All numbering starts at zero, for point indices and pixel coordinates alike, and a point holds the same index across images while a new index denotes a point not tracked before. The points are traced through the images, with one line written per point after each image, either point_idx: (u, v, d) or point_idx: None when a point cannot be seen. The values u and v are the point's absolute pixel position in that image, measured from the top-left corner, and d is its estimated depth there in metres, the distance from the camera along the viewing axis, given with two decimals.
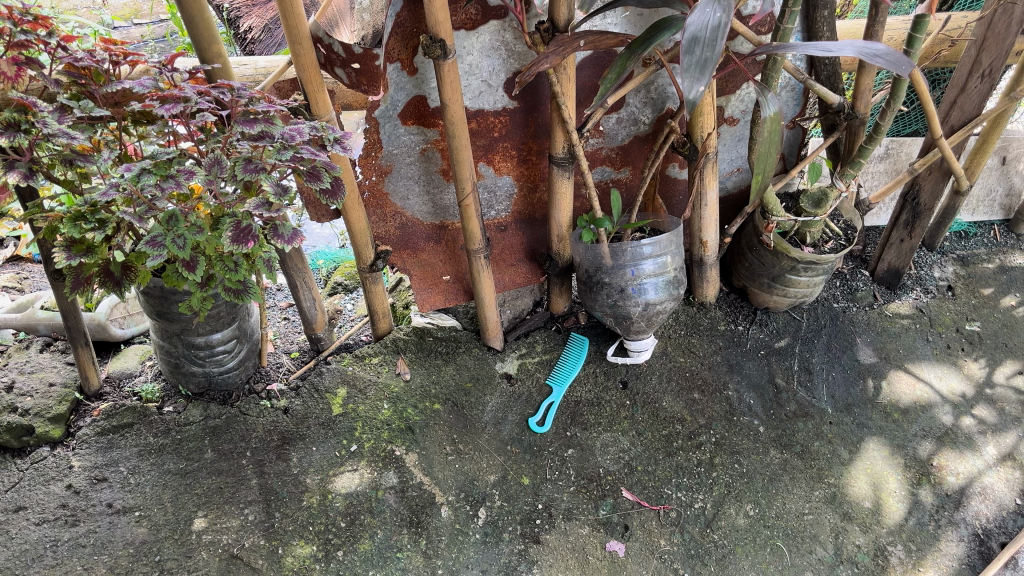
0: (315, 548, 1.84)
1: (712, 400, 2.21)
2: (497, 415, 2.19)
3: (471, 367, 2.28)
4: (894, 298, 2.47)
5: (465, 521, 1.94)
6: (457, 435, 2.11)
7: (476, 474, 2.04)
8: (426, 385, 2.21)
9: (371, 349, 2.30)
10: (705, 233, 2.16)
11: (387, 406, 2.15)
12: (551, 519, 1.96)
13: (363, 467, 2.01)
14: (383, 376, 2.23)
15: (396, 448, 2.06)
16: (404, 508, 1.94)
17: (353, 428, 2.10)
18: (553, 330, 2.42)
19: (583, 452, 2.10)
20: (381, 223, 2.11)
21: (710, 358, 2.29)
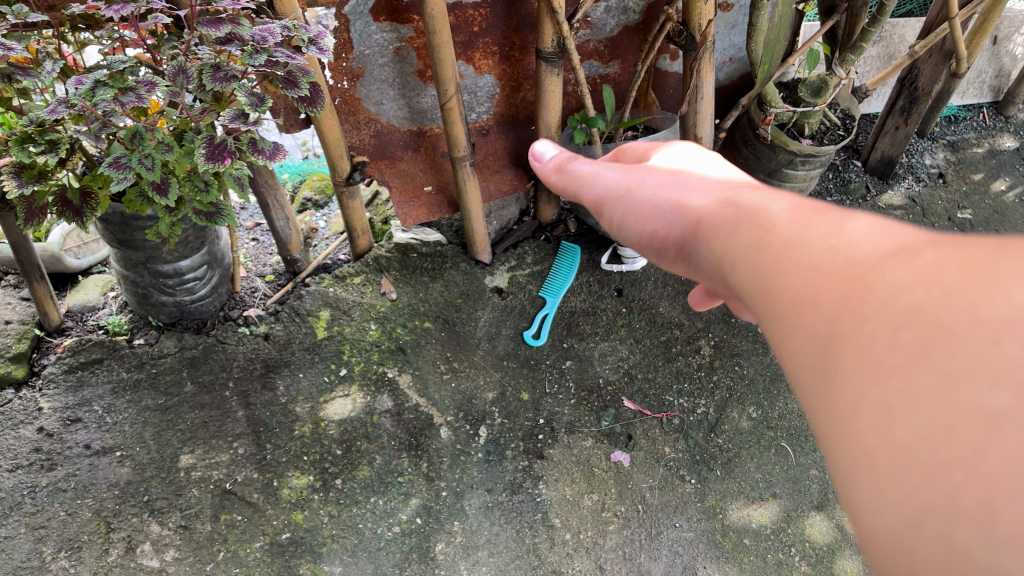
0: (312, 478, 1.83)
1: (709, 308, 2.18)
2: (489, 330, 2.09)
3: (460, 284, 2.12)
4: (886, 189, 2.36)
5: (465, 442, 1.90)
6: (450, 354, 2.02)
7: (474, 391, 1.97)
8: (414, 303, 2.06)
9: (353, 268, 2.09)
10: (699, 129, 2.03)
11: (374, 327, 2.01)
12: (554, 437, 1.92)
13: (353, 395, 1.93)
14: (368, 296, 2.05)
15: (388, 370, 1.97)
16: (402, 432, 1.89)
17: (340, 352, 1.98)
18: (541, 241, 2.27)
19: (581, 365, 2.04)
20: (355, 132, 1.94)
21: None
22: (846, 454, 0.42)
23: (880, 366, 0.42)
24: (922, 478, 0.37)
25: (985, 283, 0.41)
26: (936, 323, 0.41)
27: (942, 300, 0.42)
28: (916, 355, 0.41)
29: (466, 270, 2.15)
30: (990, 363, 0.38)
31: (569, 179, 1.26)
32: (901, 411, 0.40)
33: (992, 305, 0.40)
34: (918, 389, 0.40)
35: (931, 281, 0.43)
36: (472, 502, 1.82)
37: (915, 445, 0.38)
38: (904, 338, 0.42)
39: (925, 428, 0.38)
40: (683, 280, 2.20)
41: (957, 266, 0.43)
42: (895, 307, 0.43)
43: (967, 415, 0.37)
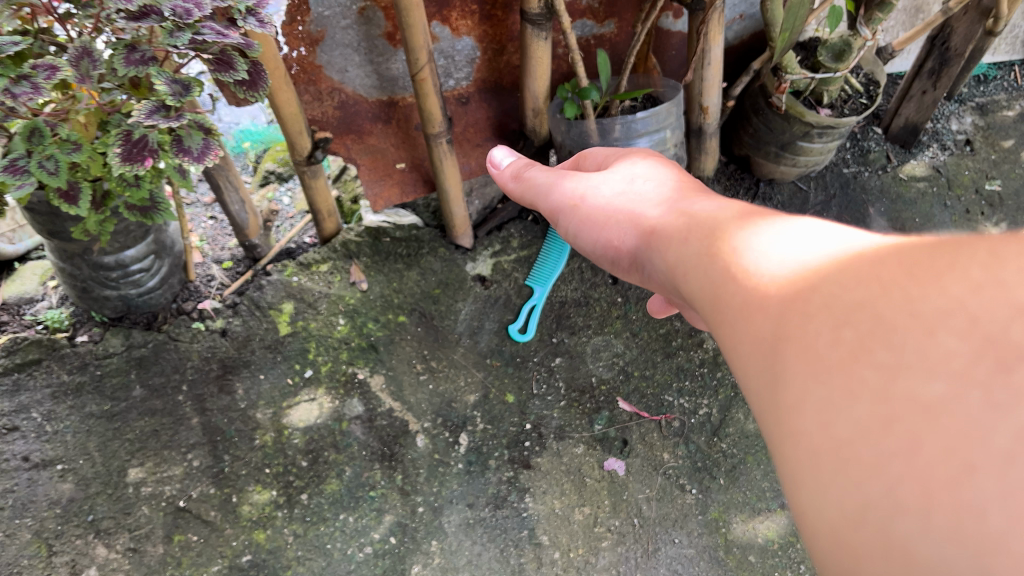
0: (275, 493, 1.66)
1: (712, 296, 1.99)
2: (471, 323, 1.89)
3: (438, 272, 1.92)
4: (908, 159, 2.16)
5: (444, 452, 1.72)
6: (428, 351, 1.83)
7: (454, 393, 1.80)
8: (387, 295, 1.86)
9: (319, 254, 1.88)
10: (705, 98, 1.80)
11: (343, 322, 1.83)
12: (542, 444, 1.75)
13: (319, 399, 1.75)
14: (335, 287, 1.86)
15: (358, 371, 1.79)
16: (374, 441, 1.72)
17: (305, 349, 1.80)
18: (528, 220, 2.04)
19: (572, 363, 1.86)
20: (317, 103, 1.70)
21: None
22: (795, 454, 0.47)
23: (823, 365, 0.47)
24: (863, 471, 0.42)
25: (923, 280, 0.46)
26: (876, 321, 0.46)
27: (882, 299, 0.47)
28: (858, 352, 0.45)
29: (445, 256, 1.93)
30: (925, 357, 0.42)
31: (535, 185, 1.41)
32: (842, 408, 0.45)
33: (925, 300, 0.45)
34: (858, 386, 0.44)
35: (874, 283, 0.48)
36: (452, 518, 1.65)
37: (854, 439, 0.43)
38: (846, 338, 0.47)
39: (862, 422, 0.43)
40: None
41: (897, 265, 0.48)
42: (839, 309, 0.49)
43: (904, 409, 0.41)
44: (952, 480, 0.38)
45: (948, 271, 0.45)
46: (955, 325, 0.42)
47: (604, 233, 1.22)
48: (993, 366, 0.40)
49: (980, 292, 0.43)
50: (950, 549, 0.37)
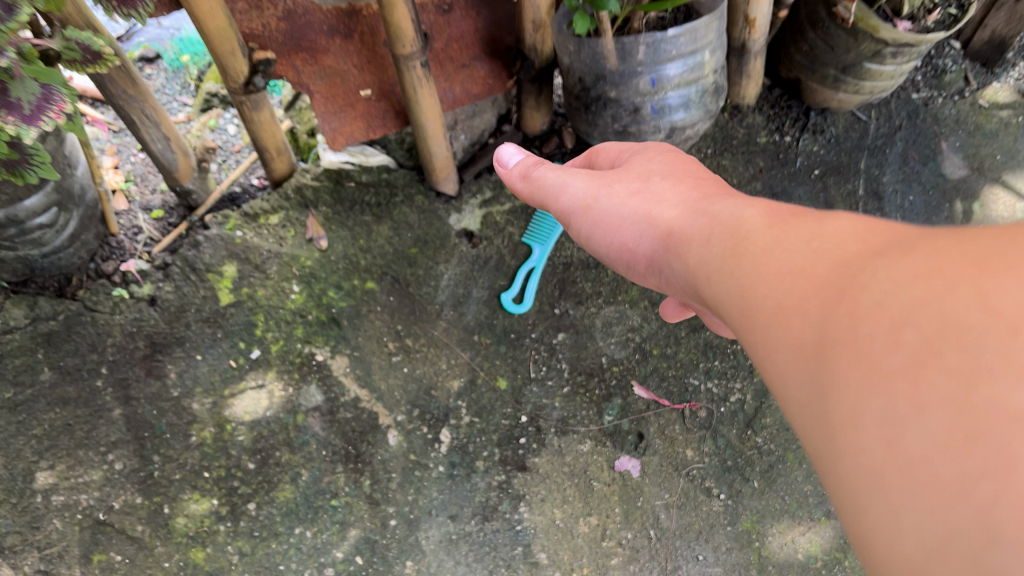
0: (216, 502, 1.36)
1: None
2: (455, 291, 1.54)
3: (415, 226, 1.55)
4: (990, 80, 1.78)
5: (421, 453, 1.42)
6: (401, 326, 1.49)
7: (434, 378, 1.47)
8: (352, 255, 1.51)
9: (270, 203, 1.51)
10: (752, 7, 1.40)
11: (297, 290, 1.48)
12: (540, 441, 1.44)
13: (268, 387, 1.43)
14: (288, 245, 1.50)
15: (316, 351, 1.46)
16: (336, 439, 1.41)
17: (252, 324, 1.46)
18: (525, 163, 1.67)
19: (577, 340, 1.52)
20: (253, 12, 1.25)
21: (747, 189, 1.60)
22: (853, 486, 0.39)
23: (877, 368, 0.39)
24: (945, 497, 0.34)
25: (992, 268, 0.38)
26: (943, 316, 0.38)
27: (948, 292, 0.39)
28: (924, 356, 0.37)
29: (424, 206, 1.57)
30: (1009, 356, 0.34)
31: (548, 182, 1.12)
32: (910, 419, 0.37)
33: (999, 292, 0.37)
34: (926, 393, 0.36)
35: (934, 274, 0.40)
36: (430, 534, 1.37)
37: (927, 457, 0.35)
38: (906, 338, 0.38)
39: (936, 436, 0.35)
40: None
41: (961, 252, 0.40)
42: (892, 305, 0.40)
43: (989, 419, 0.34)
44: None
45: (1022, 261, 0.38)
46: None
47: (620, 237, 0.97)
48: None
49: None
50: None
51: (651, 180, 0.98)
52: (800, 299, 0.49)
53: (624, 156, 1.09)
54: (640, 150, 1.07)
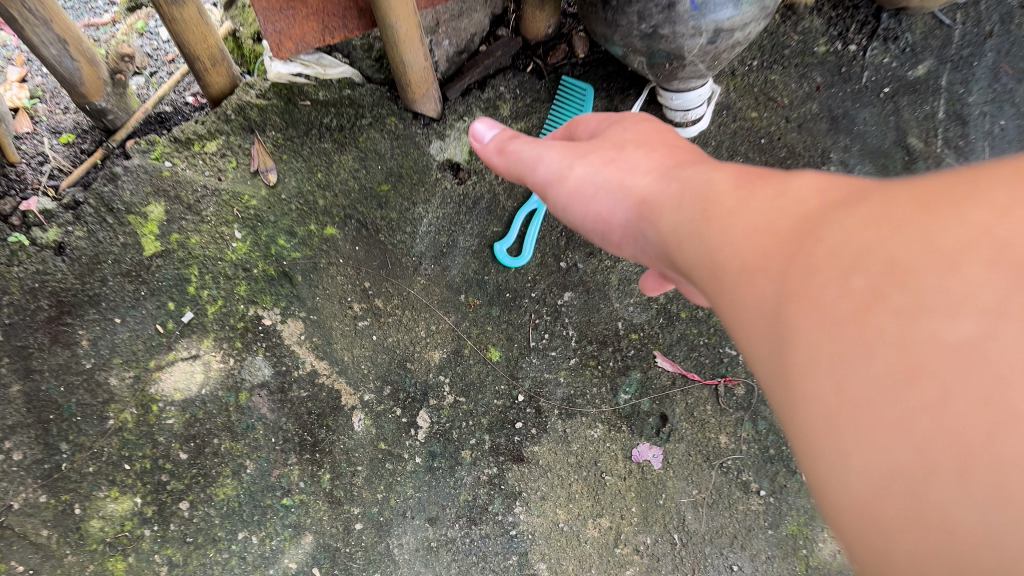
0: (140, 501, 1.11)
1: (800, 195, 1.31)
2: (438, 240, 1.21)
3: (386, 157, 1.20)
4: None
5: (394, 441, 1.15)
6: (370, 283, 1.19)
7: (410, 348, 1.18)
8: (309, 191, 1.19)
9: (205, 126, 1.16)
10: None
11: (239, 237, 1.17)
12: (541, 426, 1.17)
13: (202, 361, 1.15)
14: (229, 179, 1.17)
15: (263, 314, 1.17)
16: (289, 423, 1.14)
17: (184, 279, 1.16)
18: (525, 75, 1.25)
19: (588, 301, 1.20)
20: None
21: (798, 111, 1.30)
22: (800, 431, 0.38)
23: (826, 312, 0.37)
24: (888, 435, 0.33)
25: (942, 207, 0.36)
26: (887, 256, 0.36)
27: (892, 230, 0.37)
28: (870, 297, 0.36)
29: (399, 130, 1.20)
30: (953, 290, 0.33)
31: (520, 158, 0.85)
32: (856, 360, 0.35)
33: (945, 230, 0.35)
34: (873, 334, 0.35)
35: (888, 216, 0.38)
36: (405, 542, 1.13)
37: (870, 400, 0.34)
38: (855, 282, 0.37)
39: (880, 373, 0.34)
40: (765, 146, 1.29)
41: (908, 196, 0.39)
42: (843, 249, 0.38)
43: (932, 355, 0.32)
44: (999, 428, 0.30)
45: (972, 200, 0.36)
46: (983, 255, 0.33)
47: (595, 211, 0.76)
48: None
49: (1010, 214, 0.34)
50: (1000, 512, 0.29)
51: (626, 150, 0.75)
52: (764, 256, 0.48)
53: (603, 128, 0.84)
54: (619, 121, 0.83)
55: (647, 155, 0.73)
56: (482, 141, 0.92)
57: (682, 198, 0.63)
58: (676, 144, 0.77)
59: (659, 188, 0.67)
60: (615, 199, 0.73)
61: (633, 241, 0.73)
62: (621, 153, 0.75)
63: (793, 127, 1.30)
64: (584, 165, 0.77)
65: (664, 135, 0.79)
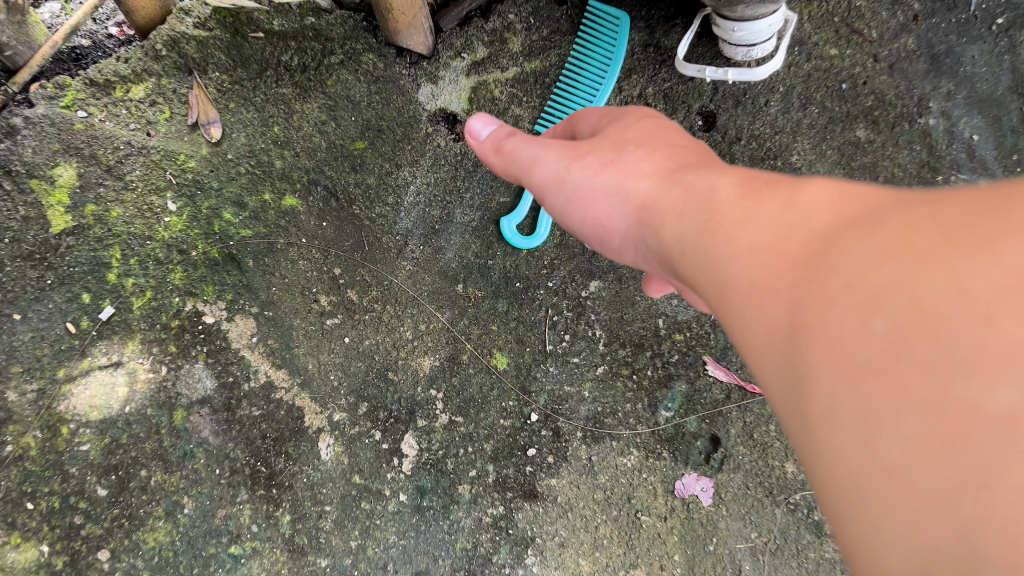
0: (47, 550, 0.86)
1: (890, 157, 1.00)
2: (429, 214, 0.95)
3: (361, 106, 0.94)
4: None
5: (372, 474, 0.90)
6: (342, 271, 0.93)
7: (393, 354, 0.93)
8: (260, 148, 0.92)
9: (128, 65, 0.87)
10: None
11: (173, 208, 0.90)
12: (560, 454, 0.92)
13: (125, 371, 0.89)
14: (160, 135, 0.89)
15: (203, 309, 0.91)
16: (237, 451, 0.89)
17: (103, 262, 0.88)
18: None
19: (620, 293, 0.94)
20: None
21: (894, 46, 0.99)
22: (836, 483, 0.34)
23: (854, 362, 0.32)
24: (931, 507, 0.29)
25: (972, 238, 0.30)
26: (913, 301, 0.31)
27: (917, 268, 0.31)
28: (896, 349, 0.31)
29: (378, 71, 0.94)
30: (987, 353, 0.28)
31: (514, 160, 0.65)
32: (890, 419, 0.31)
33: (975, 269, 0.29)
34: (904, 391, 0.30)
35: (910, 245, 0.32)
36: None
37: (908, 464, 0.30)
38: (876, 325, 0.31)
39: (915, 437, 0.30)
40: (846, 92, 0.99)
41: (934, 220, 0.32)
42: (865, 286, 0.32)
43: (968, 422, 0.28)
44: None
45: (1005, 231, 0.30)
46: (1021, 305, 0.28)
47: (592, 217, 0.59)
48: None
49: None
50: None
51: (627, 150, 0.59)
52: (765, 277, 0.39)
53: (604, 125, 0.66)
54: (619, 117, 0.65)
55: (643, 155, 0.58)
56: (477, 140, 0.70)
57: (686, 204, 0.49)
58: (686, 144, 0.60)
59: (663, 194, 0.52)
60: (613, 204, 0.57)
61: (636, 248, 0.58)
62: (621, 154, 0.58)
63: (882, 69, 0.99)
64: (585, 170, 0.59)
65: (675, 133, 0.62)
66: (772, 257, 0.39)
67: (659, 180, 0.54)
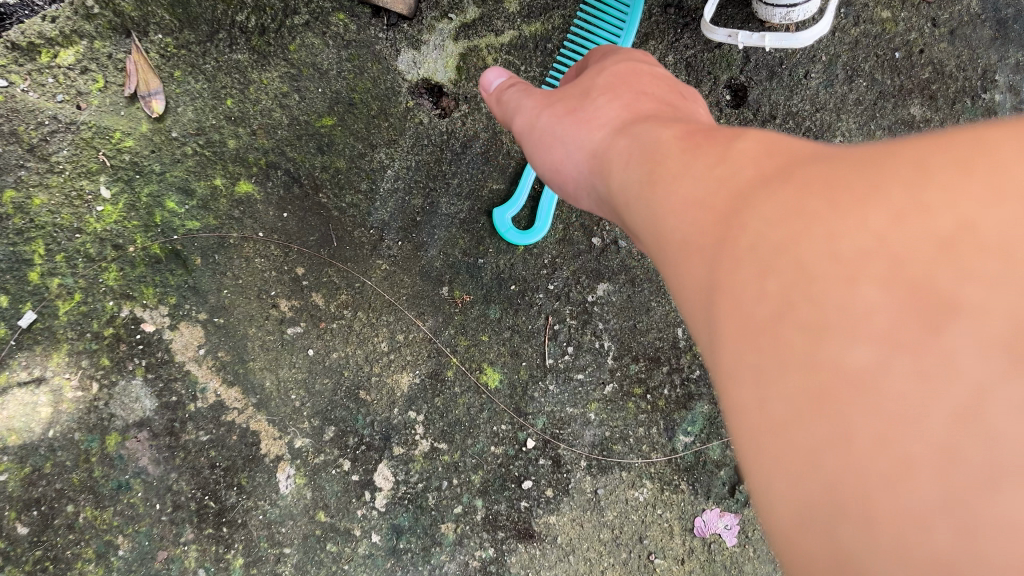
0: None
1: None
2: (408, 203, 0.81)
3: (330, 76, 0.79)
4: None
5: (339, 511, 0.77)
6: (304, 270, 0.79)
7: (365, 369, 0.79)
8: (209, 124, 0.77)
9: (55, 25, 0.71)
10: None
11: (106, 195, 0.75)
12: (560, 486, 0.80)
13: (49, 389, 0.74)
14: (92, 109, 0.74)
15: (142, 316, 0.76)
16: (181, 483, 0.76)
17: (24, 258, 0.73)
18: None
19: (632, 297, 0.82)
20: None
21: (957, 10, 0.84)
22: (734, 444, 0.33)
23: (741, 321, 0.31)
24: (800, 471, 0.28)
25: (850, 194, 0.29)
26: (796, 260, 0.29)
27: (802, 225, 0.30)
28: (778, 309, 0.29)
29: (350, 34, 0.79)
30: (852, 312, 0.28)
31: (507, 109, 0.63)
32: (769, 382, 0.29)
33: (847, 226, 0.29)
34: (779, 351, 0.29)
35: (798, 200, 0.31)
36: None
37: (784, 427, 0.29)
38: (764, 284, 0.30)
39: (789, 398, 0.29)
40: (899, 63, 0.84)
41: (829, 176, 0.31)
42: (757, 242, 0.31)
43: (835, 381, 0.28)
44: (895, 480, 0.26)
45: (887, 186, 0.29)
46: (885, 263, 0.27)
47: (552, 153, 0.59)
48: (924, 330, 0.27)
49: (921, 217, 0.27)
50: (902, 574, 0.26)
51: (592, 95, 0.57)
52: (684, 235, 0.37)
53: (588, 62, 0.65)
54: (604, 61, 0.62)
55: (615, 105, 0.54)
56: (487, 90, 0.67)
57: (629, 154, 0.47)
58: (665, 100, 0.55)
59: (615, 148, 0.50)
60: (570, 150, 0.56)
61: (588, 192, 0.57)
62: (585, 103, 0.57)
63: (942, 35, 0.84)
64: (552, 108, 0.59)
65: (667, 86, 0.58)
66: (686, 215, 0.37)
67: (615, 135, 0.51)
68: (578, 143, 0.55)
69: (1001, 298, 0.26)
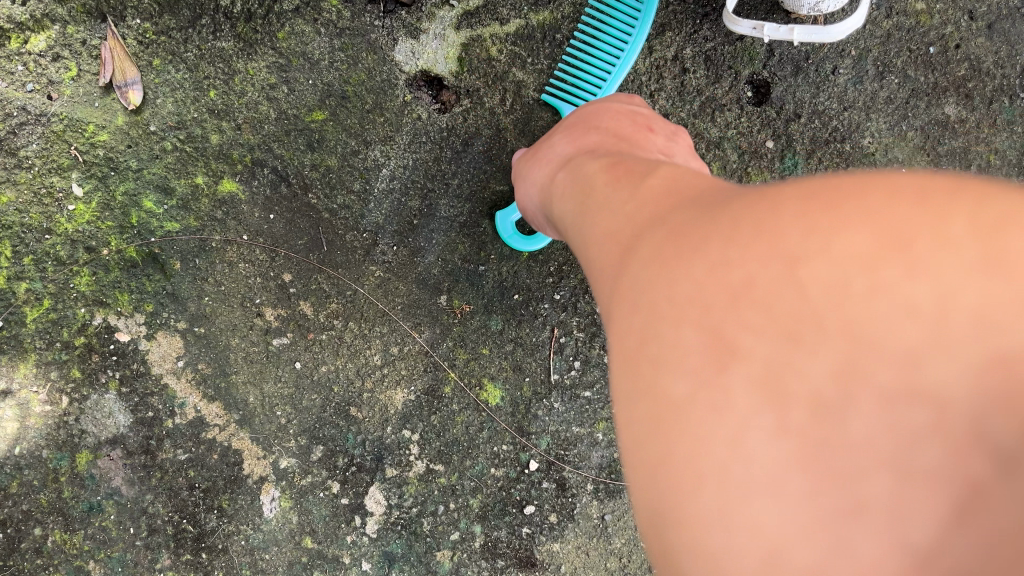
0: None
1: (987, 141, 0.79)
2: (405, 205, 0.74)
3: (321, 66, 0.72)
4: None
5: (327, 537, 0.73)
6: (293, 275, 0.73)
7: (355, 385, 0.74)
8: (189, 118, 0.70)
9: (26, 9, 0.66)
10: None
11: (79, 193, 0.69)
12: (565, 512, 0.75)
13: (15, 402, 0.70)
14: (63, 100, 0.68)
15: (118, 324, 0.71)
16: (156, 505, 0.72)
17: None
18: None
19: None
20: None
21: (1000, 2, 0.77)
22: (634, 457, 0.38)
23: (622, 354, 0.36)
24: (644, 481, 0.33)
25: (692, 250, 0.34)
26: (653, 305, 0.35)
27: (661, 276, 0.35)
28: (637, 346, 0.35)
29: (343, 21, 0.71)
30: (676, 350, 0.32)
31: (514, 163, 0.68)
32: (632, 404, 0.35)
33: (687, 277, 0.33)
34: (637, 381, 0.34)
35: (664, 255, 0.36)
36: None
37: (638, 444, 0.34)
38: (635, 325, 0.36)
39: (640, 420, 0.34)
40: (934, 58, 0.78)
41: (692, 229, 0.36)
42: (637, 289, 0.37)
43: (665, 407, 0.32)
44: (682, 487, 0.31)
45: (724, 239, 0.33)
46: (705, 309, 0.32)
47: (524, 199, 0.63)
48: (717, 366, 0.31)
49: (734, 268, 0.32)
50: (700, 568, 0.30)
51: (556, 138, 0.60)
52: (605, 272, 0.42)
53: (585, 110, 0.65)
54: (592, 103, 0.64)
55: (564, 141, 0.58)
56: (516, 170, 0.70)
57: (571, 190, 0.51)
58: (624, 131, 0.56)
59: (562, 187, 0.53)
60: (530, 192, 0.60)
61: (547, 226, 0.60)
62: (547, 144, 0.60)
63: (980, 29, 0.78)
64: (524, 160, 0.62)
65: (632, 120, 0.58)
66: (606, 250, 0.43)
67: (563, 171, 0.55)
68: (534, 185, 0.59)
69: (764, 346, 0.29)
